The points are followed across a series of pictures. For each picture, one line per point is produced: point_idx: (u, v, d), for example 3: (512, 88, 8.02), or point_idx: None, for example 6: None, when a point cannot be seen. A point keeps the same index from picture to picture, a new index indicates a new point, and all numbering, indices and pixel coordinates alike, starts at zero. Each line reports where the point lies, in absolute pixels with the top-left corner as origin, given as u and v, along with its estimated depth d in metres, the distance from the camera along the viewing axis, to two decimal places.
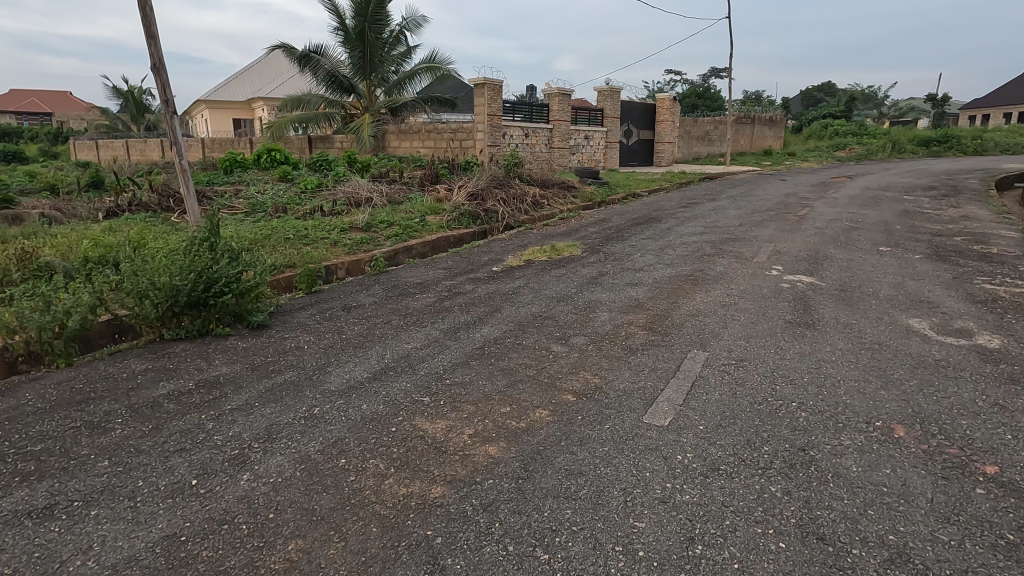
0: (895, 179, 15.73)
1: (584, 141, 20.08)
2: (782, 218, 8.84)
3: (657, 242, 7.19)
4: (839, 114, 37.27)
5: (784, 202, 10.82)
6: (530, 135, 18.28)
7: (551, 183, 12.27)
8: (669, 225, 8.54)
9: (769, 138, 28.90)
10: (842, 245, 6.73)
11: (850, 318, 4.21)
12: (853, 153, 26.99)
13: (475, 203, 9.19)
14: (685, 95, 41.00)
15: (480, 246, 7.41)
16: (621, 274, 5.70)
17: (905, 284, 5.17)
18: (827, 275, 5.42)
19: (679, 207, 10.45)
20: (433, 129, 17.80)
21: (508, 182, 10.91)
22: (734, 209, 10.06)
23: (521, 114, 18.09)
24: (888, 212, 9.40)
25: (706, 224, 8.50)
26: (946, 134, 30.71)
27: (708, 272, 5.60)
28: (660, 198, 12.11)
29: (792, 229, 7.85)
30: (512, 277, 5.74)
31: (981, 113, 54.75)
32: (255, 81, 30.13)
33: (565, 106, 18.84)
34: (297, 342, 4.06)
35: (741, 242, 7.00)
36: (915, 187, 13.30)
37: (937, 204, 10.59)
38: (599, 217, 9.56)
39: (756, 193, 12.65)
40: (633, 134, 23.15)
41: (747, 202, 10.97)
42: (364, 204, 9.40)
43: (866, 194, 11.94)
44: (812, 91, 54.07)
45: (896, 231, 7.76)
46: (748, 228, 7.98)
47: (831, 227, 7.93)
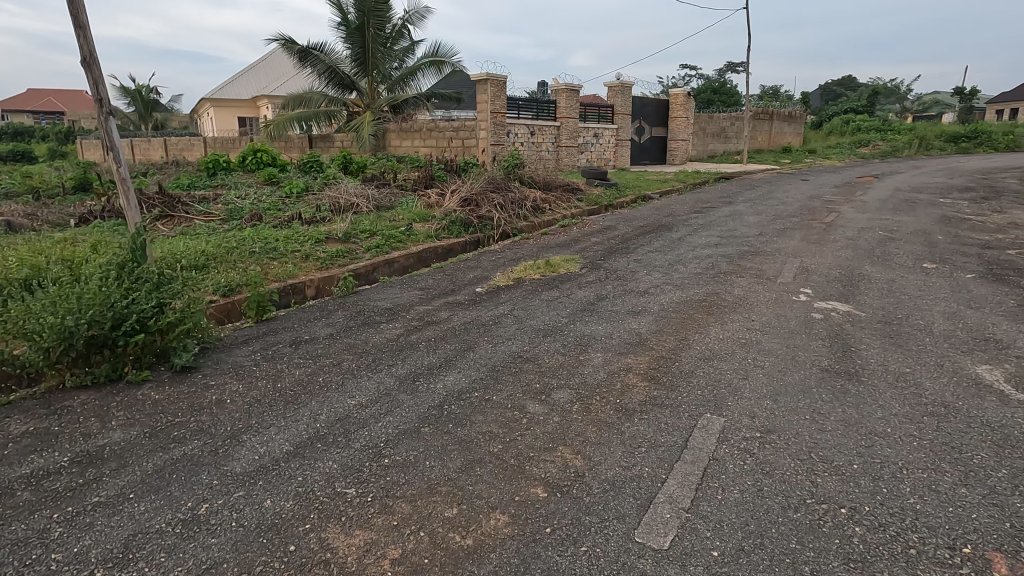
0: (926, 179, 14.70)
1: (593, 139, 19.24)
2: (807, 226, 8.00)
3: (666, 256, 6.42)
4: (862, 109, 35.90)
5: (808, 207, 9.94)
6: (536, 133, 17.50)
7: (555, 186, 11.51)
8: (681, 234, 7.74)
9: (788, 135, 27.77)
10: (879, 261, 5.90)
11: (901, 366, 3.41)
12: (878, 150, 25.78)
13: (468, 209, 8.47)
14: (700, 91, 39.83)
15: (468, 260, 6.69)
16: (622, 298, 4.92)
17: (961, 314, 4.35)
18: (865, 302, 4.61)
19: (693, 212, 9.63)
20: (435, 128, 17.10)
21: (506, 185, 10.17)
22: (753, 215, 9.21)
23: (527, 111, 17.32)
24: (925, 219, 8.51)
25: (723, 233, 7.69)
26: (976, 130, 29.30)
27: (724, 297, 4.81)
28: (672, 201, 11.28)
29: (819, 240, 7.01)
30: (497, 301, 5.00)
31: (1011, 108, 52.69)
32: (259, 79, 29.63)
33: (572, 102, 18.01)
34: (222, 392, 3.36)
35: (762, 257, 6.19)
36: (950, 189, 12.29)
37: (979, 208, 9.64)
38: (604, 224, 8.79)
39: (777, 196, 11.75)
40: (645, 132, 22.24)
41: (767, 207, 10.12)
42: (348, 210, 8.72)
43: (897, 197, 11.00)
44: (832, 86, 52.52)
45: (938, 242, 6.89)
46: (770, 239, 7.16)
47: (863, 238, 7.09)
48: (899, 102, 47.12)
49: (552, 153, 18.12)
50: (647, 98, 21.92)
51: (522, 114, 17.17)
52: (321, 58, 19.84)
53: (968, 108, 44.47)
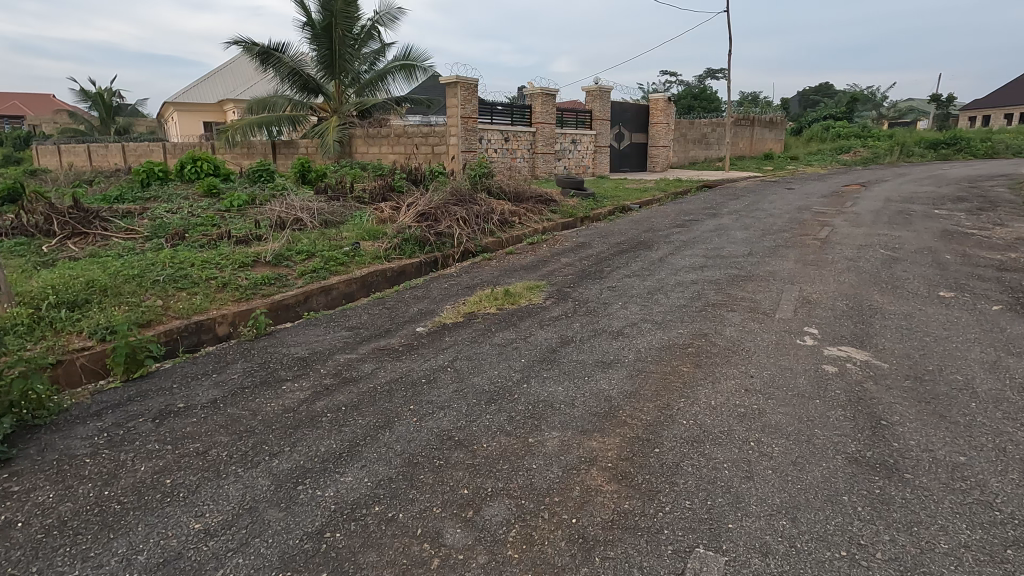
0: (914, 187, 14.16)
1: (571, 146, 18.48)
2: (798, 244, 7.25)
3: (645, 283, 5.57)
4: (841, 116, 35.84)
5: (798, 220, 9.21)
6: (511, 139, 16.68)
7: (526, 196, 10.65)
8: (662, 253, 6.92)
9: (769, 141, 27.40)
10: (887, 289, 5.13)
11: (950, 450, 2.59)
12: (859, 156, 25.51)
13: (425, 225, 7.56)
14: (681, 96, 39.48)
15: (417, 287, 5.77)
16: (591, 342, 4.04)
17: (1001, 363, 3.57)
18: (883, 347, 3.80)
19: (674, 227, 8.84)
20: (403, 134, 16.16)
21: (471, 197, 9.27)
22: (740, 229, 8.44)
23: (501, 116, 16.48)
24: (925, 235, 7.83)
25: (708, 252, 6.88)
26: (955, 136, 29.23)
27: (714, 341, 3.96)
28: (652, 213, 10.50)
29: (816, 261, 6.24)
30: (438, 346, 4.09)
31: (984, 115, 53.37)
32: (225, 83, 28.35)
33: (548, 107, 17.23)
34: (20, 507, 2.37)
35: (753, 284, 5.38)
36: (942, 199, 11.71)
37: (978, 221, 9.00)
38: (577, 241, 7.94)
39: (763, 207, 11.02)
40: (625, 138, 21.54)
41: (755, 220, 9.38)
42: (290, 226, 7.74)
43: (890, 208, 10.37)
44: (811, 93, 52.79)
45: (947, 263, 6.16)
46: (761, 260, 6.36)
47: (863, 258, 6.33)
48: (876, 108, 47.35)
49: (527, 160, 17.31)
50: (626, 103, 21.23)
51: (496, 120, 16.33)
52: (286, 61, 18.79)
53: (943, 114, 44.85)
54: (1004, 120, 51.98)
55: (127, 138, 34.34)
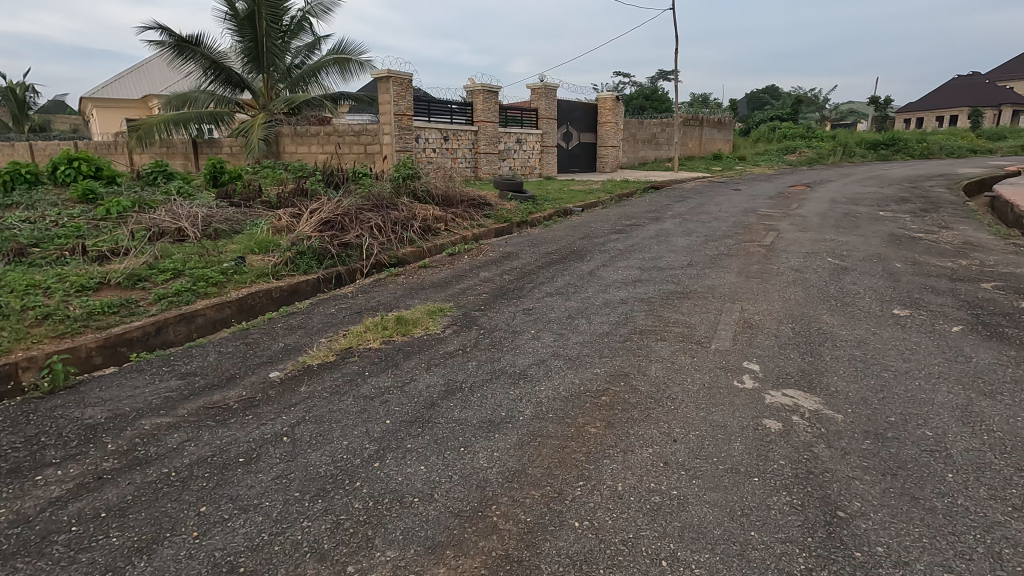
0: (858, 188, 14.01)
1: (515, 146, 17.71)
2: (741, 251, 6.66)
3: (567, 303, 4.78)
4: (786, 117, 36.49)
5: (743, 224, 8.69)
6: (451, 138, 15.77)
7: (457, 200, 9.77)
8: (594, 265, 6.17)
9: (718, 141, 27.43)
10: (836, 306, 4.51)
11: (931, 564, 1.87)
12: (805, 157, 25.78)
13: (327, 234, 6.59)
14: (633, 97, 39.47)
15: (298, 312, 4.80)
16: (483, 390, 3.20)
17: (975, 407, 2.92)
18: (836, 389, 3.10)
19: (612, 233, 8.16)
20: (334, 132, 15.02)
21: (391, 202, 8.34)
22: (681, 235, 7.83)
23: (439, 114, 15.54)
24: (871, 239, 7.39)
25: (644, 263, 6.18)
26: (894, 138, 29.99)
27: (634, 386, 3.18)
28: (593, 218, 9.81)
29: (758, 272, 5.61)
30: (285, 402, 3.15)
31: (919, 117, 55.73)
32: (150, 77, 26.39)
33: (490, 104, 16.40)
34: None
35: (689, 303, 4.68)
36: (886, 200, 11.49)
37: (923, 224, 8.67)
38: (505, 251, 7.13)
39: (708, 210, 10.50)
40: (573, 138, 20.94)
41: (700, 224, 8.82)
42: (166, 237, 6.61)
43: (835, 210, 10.00)
44: (758, 95, 53.94)
45: (897, 272, 5.64)
46: (701, 272, 5.70)
47: (810, 268, 5.75)
48: (820, 110, 48.67)
49: (469, 160, 16.43)
50: (574, 102, 20.64)
51: (433, 118, 15.38)
52: (206, 52, 17.27)
53: (882, 116, 46.46)
54: (936, 122, 54.46)
55: (42, 137, 31.60)
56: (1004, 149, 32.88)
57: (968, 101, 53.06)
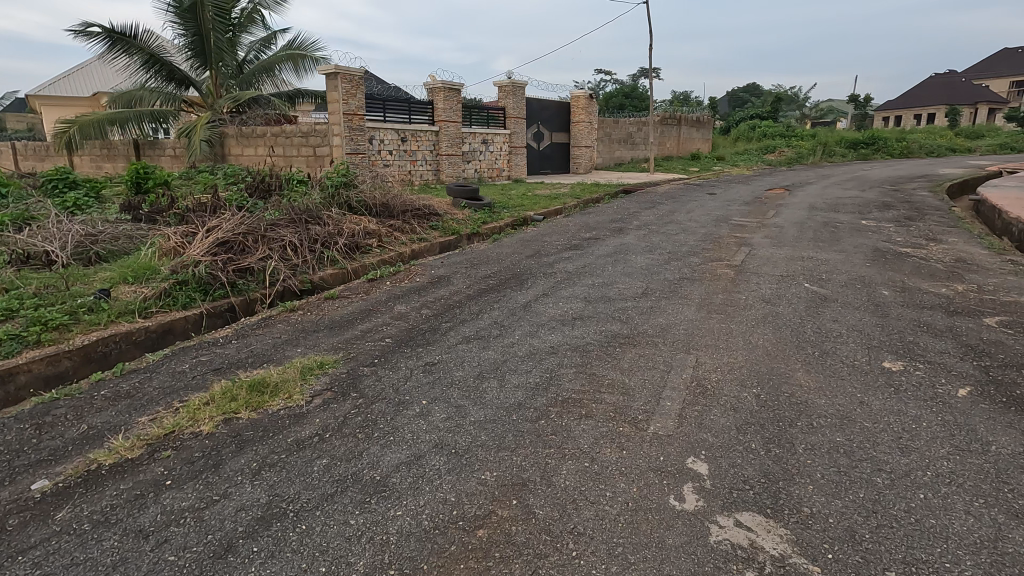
0: (838, 192, 13.28)
1: (481, 146, 16.75)
2: (706, 274, 5.78)
3: (481, 355, 3.83)
4: (766, 115, 36.00)
5: (713, 237, 7.84)
6: (409, 139, 14.74)
7: (399, 210, 8.78)
8: (534, 294, 5.24)
9: (697, 140, 26.75)
10: (811, 359, 3.62)
11: None
12: (784, 156, 25.20)
13: (220, 259, 5.57)
14: (611, 96, 38.73)
15: (144, 368, 3.79)
16: (312, 519, 2.23)
17: (1008, 545, 2.03)
18: (811, 515, 2.19)
19: (565, 249, 7.25)
20: (281, 132, 13.93)
21: (314, 215, 7.32)
22: (643, 252, 6.94)
23: (396, 113, 14.51)
24: (853, 256, 6.58)
25: (591, 291, 5.26)
26: (874, 136, 29.52)
27: (528, 510, 2.24)
28: (550, 229, 8.89)
29: (722, 305, 4.72)
30: (19, 544, 2.15)
31: (897, 115, 55.79)
32: (102, 73, 24.94)
33: (452, 103, 15.41)
34: None
35: (633, 354, 3.76)
36: (867, 206, 10.74)
37: (908, 236, 7.89)
38: (437, 273, 6.16)
39: (678, 219, 9.64)
40: (544, 138, 20.03)
41: (665, 237, 7.97)
42: (28, 263, 5.55)
43: (814, 219, 9.21)
44: (738, 93, 53.56)
45: (885, 303, 4.79)
46: (655, 305, 4.79)
47: (784, 298, 4.89)
48: (800, 108, 48.33)
49: (430, 163, 15.43)
50: (545, 100, 19.71)
51: (389, 117, 14.32)
52: (146, 47, 16.00)
53: (862, 114, 46.31)
54: (914, 120, 54.61)
55: None
56: (983, 147, 32.64)
57: (946, 99, 53.19)
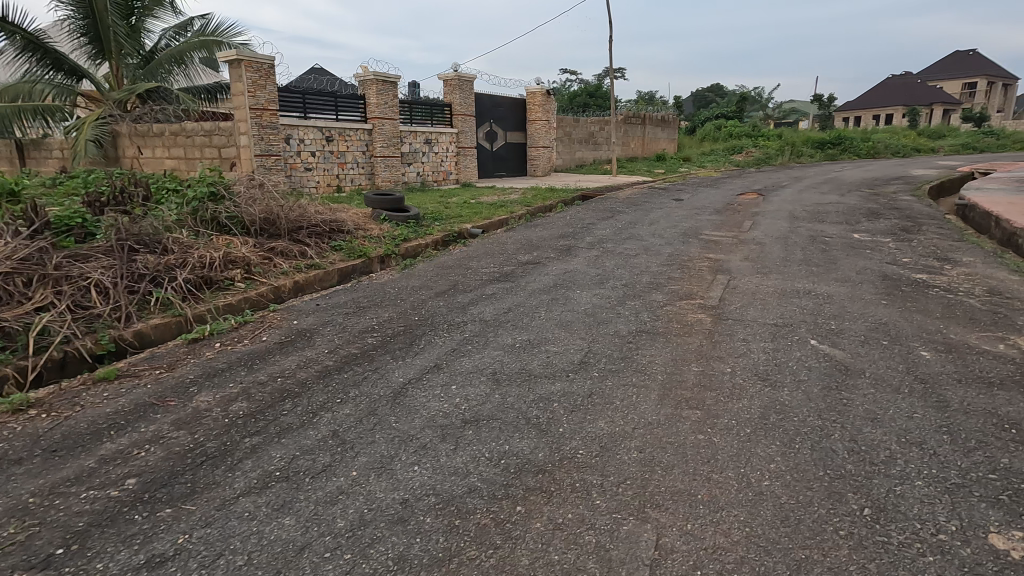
0: (816, 197, 12.01)
1: (423, 147, 14.99)
2: (672, 324, 4.16)
3: (266, 532, 2.07)
4: (732, 115, 35.17)
5: (681, 260, 6.29)
6: (336, 138, 12.87)
7: (289, 228, 6.94)
8: (421, 367, 3.50)
9: (661, 141, 25.54)
10: (864, 535, 1.98)
11: None
12: (752, 157, 24.19)
13: None
14: (575, 95, 37.32)
15: None
16: None
17: None
18: None
19: (492, 281, 5.56)
20: (181, 131, 11.89)
21: (151, 240, 5.44)
22: (591, 284, 5.30)
23: (319, 108, 12.60)
24: (859, 288, 5.10)
25: (508, 360, 3.56)
26: (840, 136, 28.87)
27: None
28: (482, 250, 7.21)
29: (697, 390, 3.08)
30: None
31: (857, 116, 56.17)
32: None
33: (387, 98, 13.60)
34: None
35: (543, 526, 2.05)
36: (852, 215, 9.40)
37: (914, 255, 6.49)
38: (301, 326, 4.37)
39: (639, 233, 8.08)
40: (498, 137, 18.35)
41: (621, 260, 6.38)
42: None
43: (799, 233, 7.78)
44: (703, 93, 52.97)
45: (933, 378, 3.24)
46: (597, 389, 3.13)
47: (786, 372, 3.29)
48: (763, 108, 47.97)
49: (363, 166, 13.57)
50: (497, 96, 18.02)
51: (310, 113, 12.40)
52: (25, 29, 13.55)
53: (824, 115, 46.19)
54: (874, 121, 55.02)
55: None
56: (945, 148, 32.50)
57: (903, 100, 53.79)
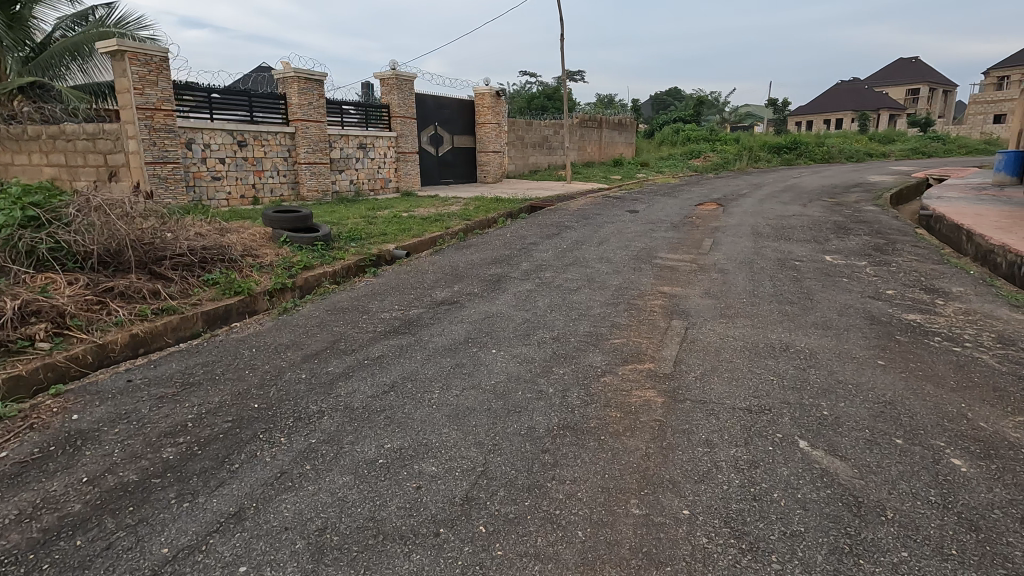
0: (778, 208, 11.25)
1: (356, 153, 13.61)
2: (609, 413, 2.99)
3: None
4: (690, 118, 34.88)
5: (630, 297, 5.20)
6: (251, 143, 11.36)
7: (145, 259, 5.52)
8: (209, 520, 2.22)
9: (619, 145, 24.80)
10: None
11: None
12: (710, 162, 23.67)
13: None
14: (532, 97, 36.33)
15: None
16: None
17: None
18: None
19: (386, 334, 4.31)
20: (61, 134, 10.16)
21: None
22: (514, 338, 4.11)
23: (229, 109, 11.07)
24: (846, 338, 4.08)
25: (354, 498, 2.33)
26: (796, 141, 28.75)
27: None
28: (394, 281, 5.95)
29: (635, 570, 1.91)
30: None
31: (809, 120, 57.28)
32: None
33: (310, 98, 12.16)
34: None
35: None
36: (819, 231, 8.57)
37: (898, 285, 5.59)
38: (80, 424, 3.01)
39: (585, 256, 6.98)
40: (443, 142, 17.09)
41: (558, 297, 5.23)
42: None
43: (765, 256, 6.84)
44: (661, 96, 52.89)
45: (986, 518, 2.17)
46: (475, 569, 1.93)
47: (773, 518, 2.16)
48: (720, 111, 48.12)
49: (285, 174, 12.11)
50: (442, 98, 16.74)
51: (218, 114, 10.87)
52: None
53: (779, 119, 46.69)
54: (825, 125, 56.20)
55: None
56: (896, 152, 33.00)
57: (853, 105, 55.07)
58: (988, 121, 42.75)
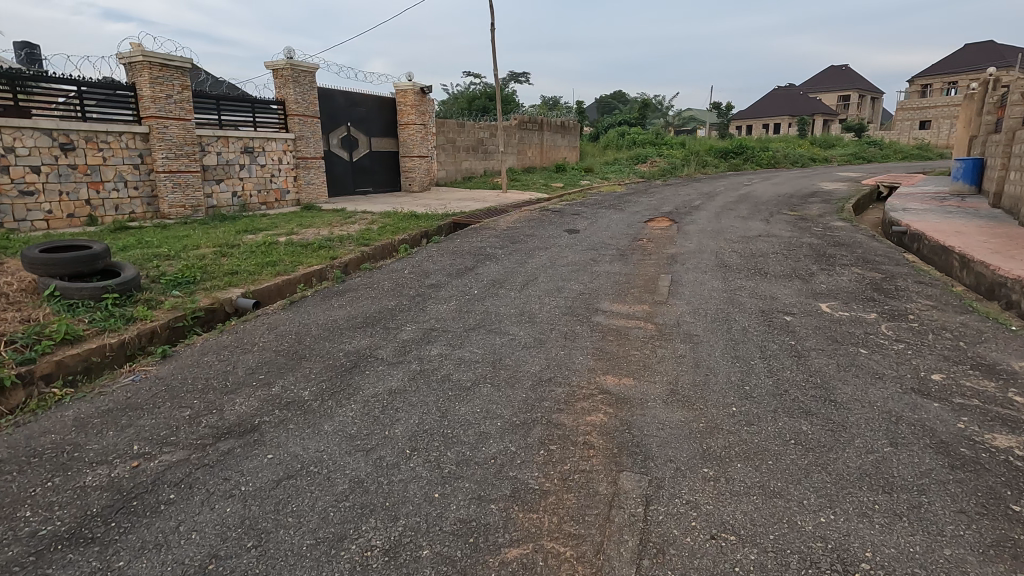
0: (740, 225, 9.66)
1: (239, 158, 11.11)
2: None
3: None
4: (635, 121, 33.79)
5: (554, 406, 3.19)
6: (80, 146, 8.74)
7: None
8: None
9: (562, 148, 23.07)
10: None
11: None
12: (658, 167, 22.31)
13: None
14: (471, 97, 34.26)
15: None
16: None
17: None
18: None
19: (56, 542, 2.13)
20: None
21: None
22: (301, 564, 2.01)
23: (49, 101, 8.44)
24: (934, 521, 2.22)
25: None
26: (742, 145, 27.94)
27: None
28: (184, 373, 3.71)
29: None
30: None
31: (749, 125, 57.98)
32: None
33: (168, 89, 9.61)
34: None
35: None
36: (798, 261, 6.90)
37: (939, 363, 3.87)
38: None
39: (500, 311, 4.96)
40: (358, 145, 14.74)
41: (436, 408, 3.18)
42: None
43: (742, 306, 5.04)
44: (606, 99, 51.94)
45: None
46: None
47: None
48: (664, 115, 47.52)
49: (136, 185, 9.54)
50: (355, 94, 14.39)
51: (29, 108, 8.22)
52: None
53: (722, 124, 46.63)
54: (765, 129, 56.93)
55: None
56: (838, 156, 32.96)
57: (791, 110, 55.98)
58: (916, 126, 43.77)
